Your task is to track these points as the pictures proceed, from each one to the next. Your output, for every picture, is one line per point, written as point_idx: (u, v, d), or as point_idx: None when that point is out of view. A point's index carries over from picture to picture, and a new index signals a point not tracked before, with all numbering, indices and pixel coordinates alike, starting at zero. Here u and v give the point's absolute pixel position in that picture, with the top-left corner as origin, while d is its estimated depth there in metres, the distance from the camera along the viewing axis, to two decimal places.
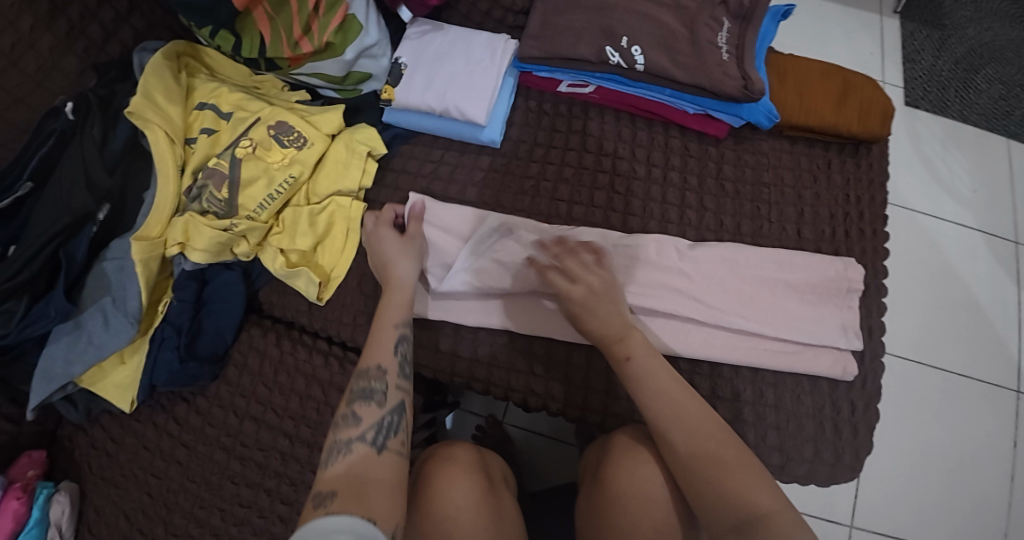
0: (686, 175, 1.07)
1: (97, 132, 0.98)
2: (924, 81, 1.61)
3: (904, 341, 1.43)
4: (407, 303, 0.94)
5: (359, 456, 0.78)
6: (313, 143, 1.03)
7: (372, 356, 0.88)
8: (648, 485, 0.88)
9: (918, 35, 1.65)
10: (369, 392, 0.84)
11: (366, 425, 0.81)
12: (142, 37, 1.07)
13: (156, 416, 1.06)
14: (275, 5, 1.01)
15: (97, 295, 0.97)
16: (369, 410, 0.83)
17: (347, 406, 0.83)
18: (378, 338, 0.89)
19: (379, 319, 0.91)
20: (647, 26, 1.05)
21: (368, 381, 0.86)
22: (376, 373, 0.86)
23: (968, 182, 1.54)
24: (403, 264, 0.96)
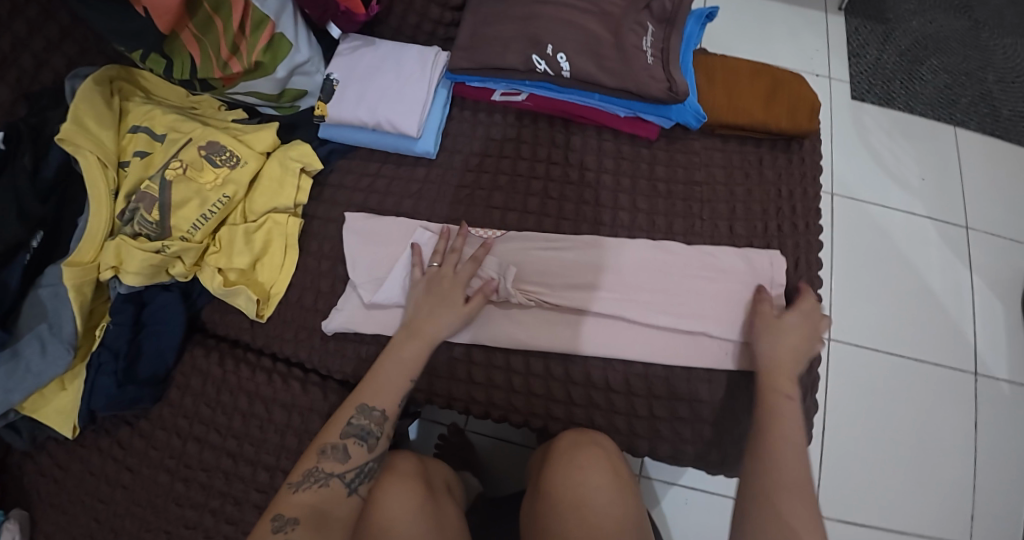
0: (619, 178, 1.09)
1: (28, 160, 0.98)
2: (869, 75, 1.64)
3: (855, 326, 1.44)
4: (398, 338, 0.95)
5: (330, 493, 0.85)
6: (246, 162, 1.04)
7: (382, 399, 0.91)
8: (584, 490, 0.90)
9: (862, 30, 1.68)
10: (363, 433, 0.89)
11: (350, 465, 0.87)
12: (75, 63, 1.08)
13: (101, 441, 1.06)
14: (201, 27, 1.00)
15: (34, 322, 0.97)
16: (359, 451, 0.88)
17: (338, 438, 0.88)
18: (379, 379, 0.92)
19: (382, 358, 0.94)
20: (572, 33, 1.07)
21: (367, 420, 0.90)
22: (378, 416, 0.90)
23: (916, 171, 1.56)
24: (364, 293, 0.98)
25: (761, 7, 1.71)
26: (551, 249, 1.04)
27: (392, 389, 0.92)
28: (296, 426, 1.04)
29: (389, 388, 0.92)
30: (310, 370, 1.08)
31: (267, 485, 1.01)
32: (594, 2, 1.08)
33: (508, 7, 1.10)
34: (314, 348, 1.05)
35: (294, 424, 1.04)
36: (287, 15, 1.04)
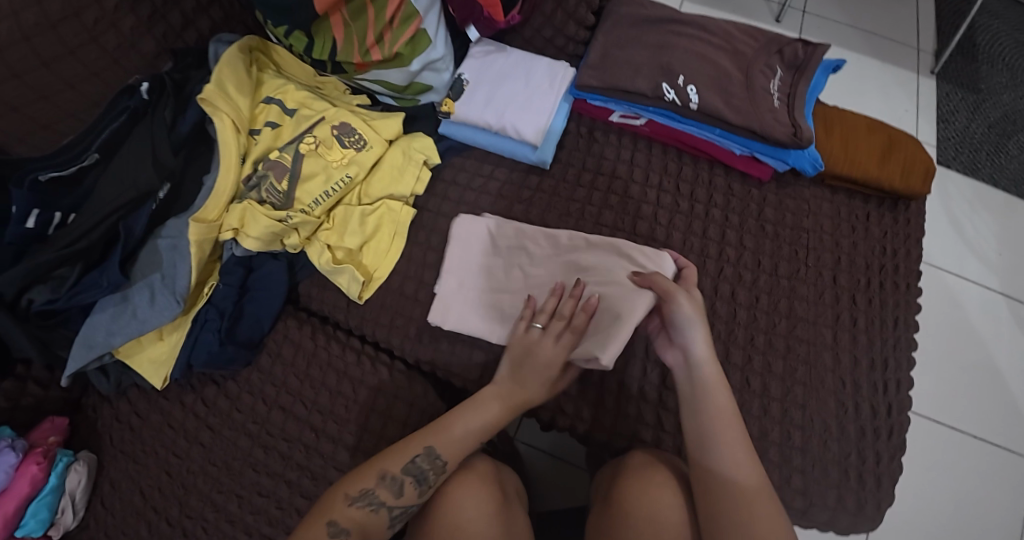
0: (728, 214, 1.10)
1: (168, 114, 1.02)
2: (956, 143, 1.65)
3: (924, 397, 1.43)
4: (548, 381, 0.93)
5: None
6: (371, 146, 1.07)
7: (395, 467, 0.87)
8: (661, 510, 0.89)
9: (953, 97, 1.70)
10: (380, 503, 0.86)
11: (374, 527, 0.85)
12: (217, 27, 1.11)
13: (185, 395, 1.06)
14: (353, 14, 1.05)
15: (148, 271, 0.98)
16: (379, 517, 0.86)
17: (344, 505, 0.85)
18: (454, 428, 0.90)
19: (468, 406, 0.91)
20: (704, 66, 1.08)
21: (386, 491, 0.86)
22: (440, 468, 0.88)
23: (994, 245, 1.56)
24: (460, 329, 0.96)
25: (857, 63, 1.74)
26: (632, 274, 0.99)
27: (463, 441, 0.89)
28: (381, 409, 1.04)
29: (404, 456, 0.88)
30: (396, 357, 1.08)
31: (347, 465, 1.01)
32: (726, 41, 1.11)
33: (641, 33, 1.13)
34: (408, 336, 1.06)
35: (379, 407, 1.04)
36: (433, 13, 1.07)
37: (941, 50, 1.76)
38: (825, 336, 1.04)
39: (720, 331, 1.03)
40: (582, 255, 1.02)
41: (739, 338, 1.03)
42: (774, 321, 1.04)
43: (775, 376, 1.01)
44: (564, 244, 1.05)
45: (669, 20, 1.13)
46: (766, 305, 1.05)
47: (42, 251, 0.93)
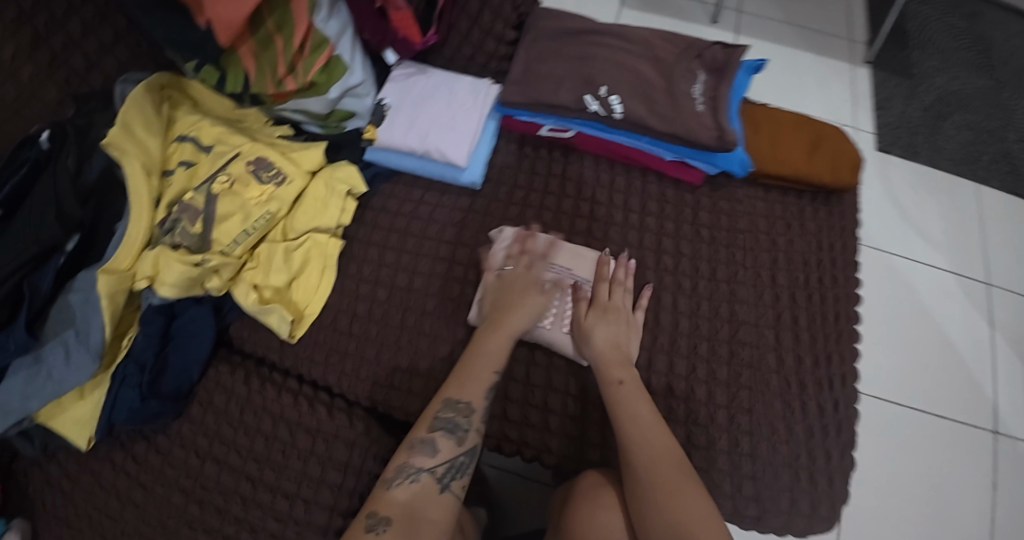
0: (663, 221, 1.09)
1: (72, 162, 0.96)
2: (894, 128, 1.67)
3: (882, 379, 1.43)
4: (508, 347, 0.95)
5: (421, 490, 0.85)
6: (292, 180, 1.03)
7: (467, 389, 0.91)
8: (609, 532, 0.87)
9: (888, 84, 1.72)
10: (452, 426, 0.89)
11: (440, 460, 0.87)
12: (125, 67, 1.06)
13: (115, 454, 1.01)
14: (261, 45, 1.01)
15: (60, 328, 0.92)
16: (448, 445, 0.88)
17: (427, 432, 0.88)
18: (474, 373, 0.92)
19: (474, 355, 0.94)
20: (626, 76, 1.07)
21: (454, 413, 0.89)
22: (465, 408, 0.90)
23: (939, 225, 1.57)
24: (519, 318, 0.96)
25: (794, 57, 1.75)
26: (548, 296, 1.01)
27: (477, 381, 0.92)
28: (320, 453, 1.00)
29: (480, 380, 0.92)
30: (335, 394, 1.05)
31: (285, 515, 0.97)
32: (647, 49, 1.10)
33: (563, 45, 1.11)
34: (344, 373, 1.02)
35: (318, 451, 1.00)
36: (345, 39, 1.05)
37: (871, 40, 1.78)
38: (767, 337, 1.03)
39: (663, 343, 1.01)
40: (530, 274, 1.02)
41: (681, 348, 1.01)
42: (716, 327, 1.03)
43: (717, 383, 1.00)
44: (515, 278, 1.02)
45: (589, 31, 1.12)
46: (708, 312, 1.04)
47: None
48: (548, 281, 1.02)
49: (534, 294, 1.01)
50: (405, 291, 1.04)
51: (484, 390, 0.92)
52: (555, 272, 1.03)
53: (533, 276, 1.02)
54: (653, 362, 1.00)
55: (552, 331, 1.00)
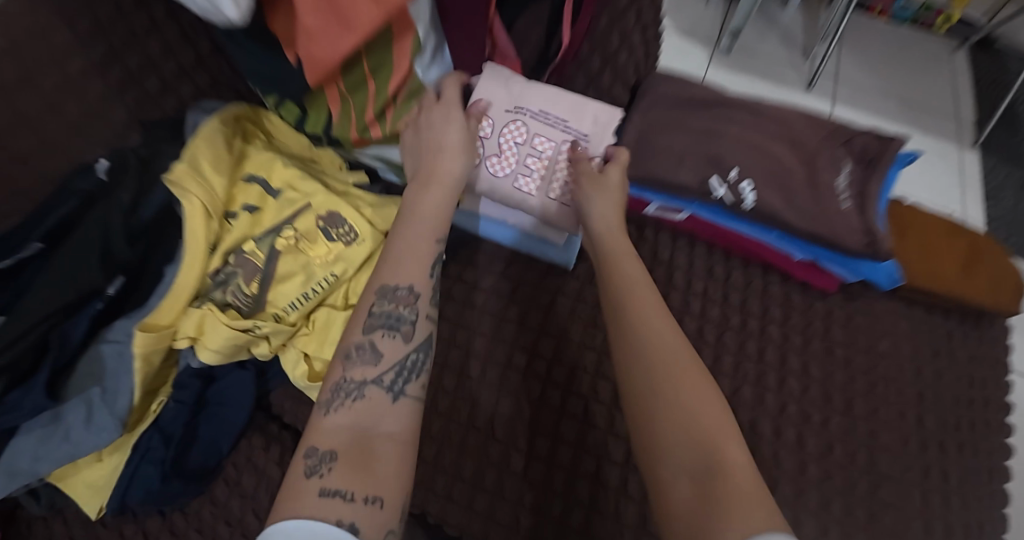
0: (788, 334, 0.92)
1: (127, 197, 0.85)
2: (1007, 223, 1.46)
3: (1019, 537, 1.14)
4: (447, 214, 0.76)
5: (370, 402, 0.64)
6: (364, 239, 0.90)
7: (405, 274, 0.70)
8: None
9: (998, 171, 1.52)
10: (392, 320, 0.68)
11: (385, 366, 0.66)
12: (202, 94, 0.96)
13: (124, 527, 0.88)
14: (351, 87, 0.89)
15: (85, 384, 0.81)
16: (392, 344, 0.68)
17: (362, 334, 0.67)
18: (408, 246, 0.72)
19: (405, 229, 0.73)
20: (760, 159, 0.92)
21: (395, 303, 0.69)
22: (406, 295, 0.69)
23: None
24: (453, 161, 0.78)
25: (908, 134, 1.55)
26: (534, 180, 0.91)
27: (417, 257, 0.72)
28: None
29: (357, 313, 0.69)
30: None
31: None
32: (785, 129, 0.94)
33: (684, 115, 0.96)
34: None
35: None
36: None
37: (982, 119, 1.59)
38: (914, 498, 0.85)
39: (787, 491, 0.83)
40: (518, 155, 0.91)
41: (811, 502, 0.83)
42: (853, 477, 0.85)
43: None
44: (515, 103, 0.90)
45: (718, 102, 0.97)
46: (841, 457, 0.86)
47: None
48: (539, 141, 0.91)
49: (523, 154, 0.91)
50: (476, 383, 0.87)
51: (427, 269, 0.72)
52: (549, 129, 0.91)
53: (520, 134, 0.91)
54: None
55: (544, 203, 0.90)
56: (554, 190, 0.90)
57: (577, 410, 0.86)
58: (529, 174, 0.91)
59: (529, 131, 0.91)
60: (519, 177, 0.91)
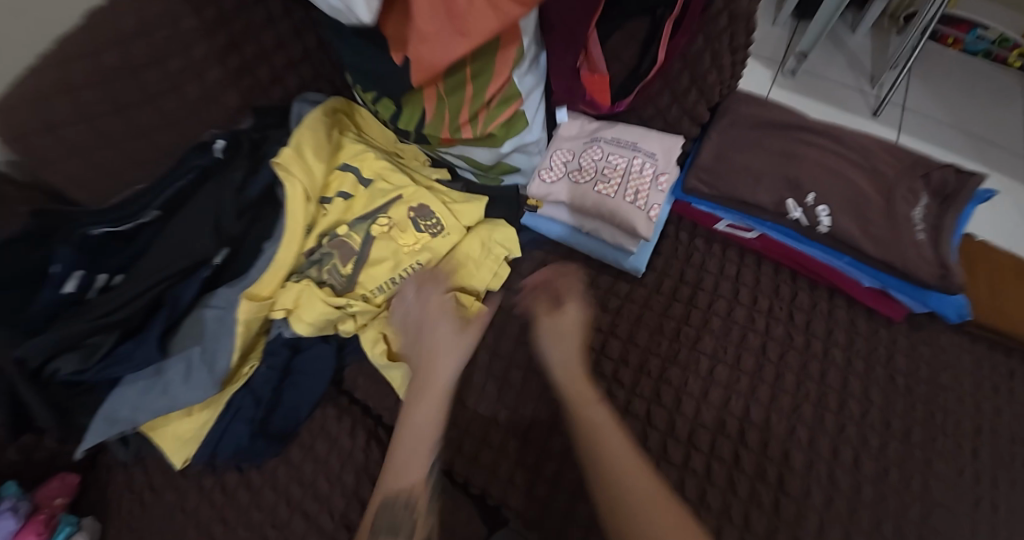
0: (851, 358, 0.94)
1: (239, 175, 0.92)
2: None
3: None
4: (444, 409, 0.83)
5: None
6: (448, 232, 0.96)
7: (404, 474, 0.79)
8: None
9: None
10: (396, 526, 0.77)
11: (411, 536, 0.77)
12: (304, 85, 1.03)
13: (205, 477, 0.95)
14: (450, 88, 0.94)
15: (188, 343, 0.88)
16: (411, 528, 0.78)
17: (371, 518, 0.78)
18: (402, 458, 0.81)
19: (399, 433, 0.82)
20: (838, 185, 0.94)
21: (399, 504, 0.78)
22: (408, 497, 0.78)
23: None
24: (446, 364, 0.83)
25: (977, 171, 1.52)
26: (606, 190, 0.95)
27: (415, 460, 0.80)
28: None
29: (397, 470, 0.80)
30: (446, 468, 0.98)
31: None
32: (865, 157, 0.96)
33: (764, 137, 0.98)
34: (460, 453, 0.92)
35: None
36: (535, 94, 0.97)
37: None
38: (969, 531, 0.85)
39: (841, 510, 0.85)
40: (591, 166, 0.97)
41: (864, 523, 0.85)
42: (906, 504, 0.86)
43: None
44: (590, 137, 1.00)
45: (797, 126, 0.98)
46: (896, 482, 0.87)
47: (76, 316, 0.81)
48: (613, 158, 0.96)
49: (599, 166, 0.96)
50: (543, 377, 0.94)
51: (445, 353, 0.84)
52: (619, 149, 0.97)
53: (597, 154, 0.97)
54: (828, 531, 0.84)
55: (622, 206, 0.94)
56: (629, 195, 0.94)
57: (640, 411, 0.91)
58: (607, 182, 0.95)
59: (604, 151, 0.97)
60: (598, 183, 0.95)
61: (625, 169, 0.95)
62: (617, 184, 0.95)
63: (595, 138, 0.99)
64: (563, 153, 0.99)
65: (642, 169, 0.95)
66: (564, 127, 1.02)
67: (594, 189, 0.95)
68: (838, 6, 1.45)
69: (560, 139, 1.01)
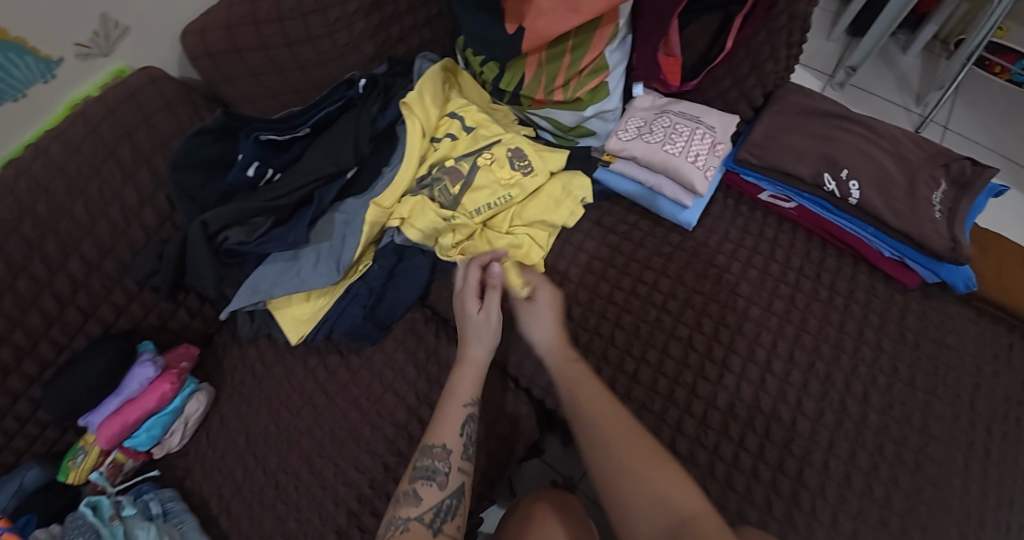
0: (867, 312, 1.09)
1: (375, 109, 1.12)
2: None
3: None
4: (477, 382, 0.97)
5: (414, 534, 0.85)
6: (536, 174, 1.14)
7: (439, 436, 0.92)
8: None
9: None
10: (430, 472, 0.90)
11: (424, 507, 0.87)
12: (423, 46, 1.22)
13: (310, 357, 1.13)
14: (551, 57, 1.14)
15: (320, 239, 1.09)
16: (430, 490, 0.89)
17: (408, 484, 0.89)
18: (445, 418, 0.94)
19: (447, 399, 0.95)
20: (867, 165, 1.10)
21: (431, 460, 0.91)
22: (440, 452, 0.91)
23: None
24: (480, 346, 0.97)
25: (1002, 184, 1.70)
26: (673, 150, 1.13)
27: (451, 424, 0.93)
28: (487, 419, 1.11)
29: (408, 470, 0.91)
30: (507, 374, 1.16)
31: None
32: (894, 146, 1.13)
33: (808, 122, 1.16)
34: None
35: (484, 413, 1.11)
36: (619, 69, 1.15)
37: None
38: (957, 461, 0.99)
39: (848, 431, 1.01)
40: (660, 131, 1.16)
41: (866, 442, 1.00)
42: (905, 434, 1.01)
43: (901, 490, 0.97)
44: (661, 108, 1.19)
45: (838, 115, 1.16)
46: (899, 415, 1.02)
47: (250, 198, 1.04)
48: (679, 126, 1.15)
49: (668, 130, 1.15)
50: (603, 301, 1.12)
51: (456, 429, 0.93)
52: (685, 121, 1.16)
53: (667, 121, 1.16)
54: (834, 446, 1.00)
55: (685, 164, 1.12)
56: (691, 157, 1.13)
57: (683, 334, 1.08)
58: (673, 143, 1.14)
59: (673, 120, 1.16)
60: (666, 144, 1.14)
61: (688, 136, 1.14)
62: (682, 146, 1.14)
63: (665, 110, 1.19)
64: (638, 119, 1.18)
65: (703, 138, 1.14)
66: (639, 99, 1.21)
67: (663, 148, 1.14)
68: (891, 22, 1.66)
69: (636, 107, 1.20)
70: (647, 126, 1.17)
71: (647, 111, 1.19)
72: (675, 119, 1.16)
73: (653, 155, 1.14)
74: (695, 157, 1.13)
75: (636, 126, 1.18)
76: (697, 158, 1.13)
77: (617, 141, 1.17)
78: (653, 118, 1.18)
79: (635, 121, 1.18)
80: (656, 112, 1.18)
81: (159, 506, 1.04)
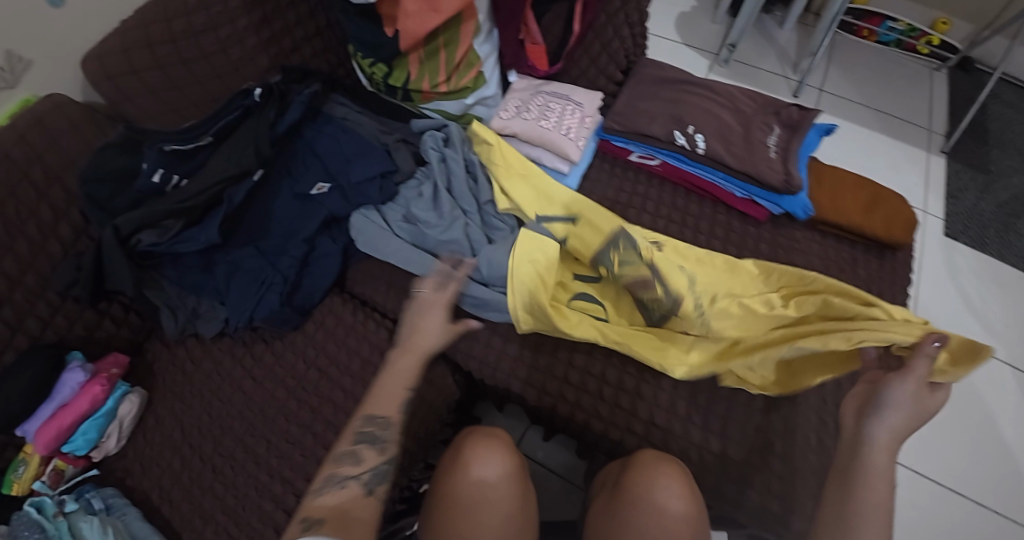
0: (726, 245, 1.25)
1: (271, 115, 1.23)
2: (964, 218, 1.78)
3: (925, 456, 1.46)
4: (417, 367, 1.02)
5: (348, 494, 0.91)
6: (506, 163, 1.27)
7: (381, 407, 0.98)
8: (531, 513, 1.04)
9: (962, 175, 1.85)
10: (371, 439, 0.95)
11: (363, 468, 0.94)
12: (316, 56, 1.33)
13: (236, 348, 1.21)
14: (428, 55, 1.27)
15: (244, 241, 1.21)
16: (370, 454, 0.94)
17: (348, 445, 0.95)
18: (385, 392, 0.99)
19: (386, 377, 1.01)
20: (711, 120, 1.28)
21: (373, 428, 0.96)
22: (382, 422, 0.97)
23: (1000, 316, 1.64)
24: (426, 332, 1.04)
25: (867, 137, 1.90)
26: (547, 124, 1.28)
27: (391, 397, 0.99)
28: None
29: (346, 433, 0.96)
30: None
31: None
32: (731, 101, 1.32)
33: (660, 90, 1.33)
34: None
35: None
36: (491, 59, 1.30)
37: (950, 132, 1.92)
38: None
39: None
40: (535, 109, 1.30)
41: None
42: None
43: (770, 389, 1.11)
44: (535, 90, 1.33)
45: (685, 82, 1.34)
46: None
47: (160, 203, 1.14)
48: (551, 104, 1.30)
49: (541, 108, 1.30)
50: None
51: (398, 404, 0.99)
52: (556, 99, 1.31)
53: (540, 100, 1.31)
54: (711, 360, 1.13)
55: (558, 135, 1.27)
56: (563, 130, 1.27)
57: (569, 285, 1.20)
58: (546, 119, 1.28)
59: (545, 99, 1.31)
60: (540, 120, 1.28)
61: (559, 112, 1.29)
62: (555, 120, 1.28)
63: (538, 90, 1.33)
64: (515, 100, 1.33)
65: (573, 112, 1.30)
66: (515, 84, 1.36)
67: (538, 123, 1.28)
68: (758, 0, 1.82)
69: (513, 91, 1.35)
70: (523, 106, 1.31)
71: (522, 93, 1.34)
72: (546, 97, 1.31)
73: (533, 130, 1.28)
74: (567, 129, 1.28)
75: (513, 107, 1.31)
76: (568, 130, 1.28)
77: (501, 123, 1.30)
78: (528, 99, 1.32)
79: (513, 103, 1.32)
80: (530, 93, 1.33)
81: (101, 502, 1.10)
